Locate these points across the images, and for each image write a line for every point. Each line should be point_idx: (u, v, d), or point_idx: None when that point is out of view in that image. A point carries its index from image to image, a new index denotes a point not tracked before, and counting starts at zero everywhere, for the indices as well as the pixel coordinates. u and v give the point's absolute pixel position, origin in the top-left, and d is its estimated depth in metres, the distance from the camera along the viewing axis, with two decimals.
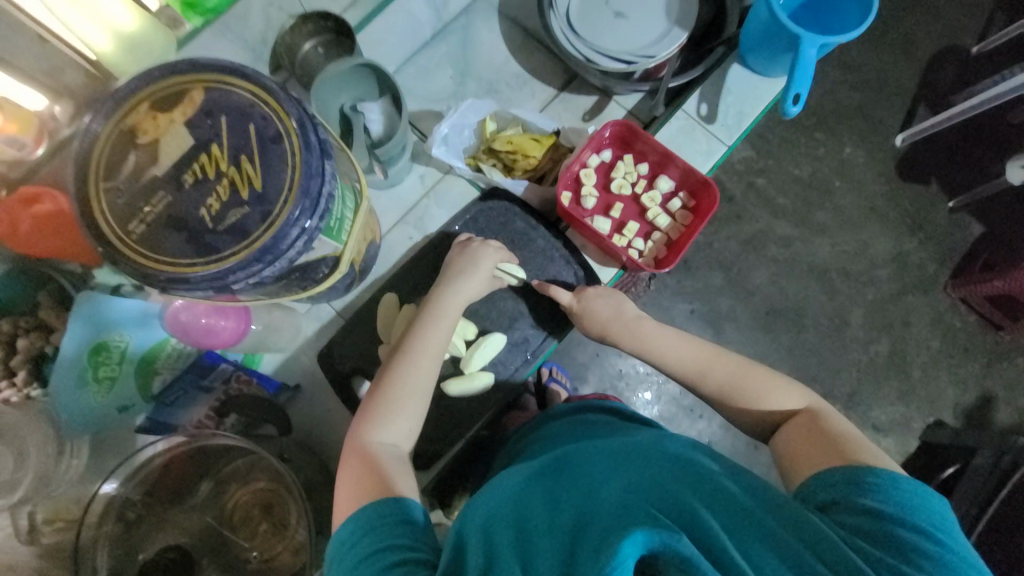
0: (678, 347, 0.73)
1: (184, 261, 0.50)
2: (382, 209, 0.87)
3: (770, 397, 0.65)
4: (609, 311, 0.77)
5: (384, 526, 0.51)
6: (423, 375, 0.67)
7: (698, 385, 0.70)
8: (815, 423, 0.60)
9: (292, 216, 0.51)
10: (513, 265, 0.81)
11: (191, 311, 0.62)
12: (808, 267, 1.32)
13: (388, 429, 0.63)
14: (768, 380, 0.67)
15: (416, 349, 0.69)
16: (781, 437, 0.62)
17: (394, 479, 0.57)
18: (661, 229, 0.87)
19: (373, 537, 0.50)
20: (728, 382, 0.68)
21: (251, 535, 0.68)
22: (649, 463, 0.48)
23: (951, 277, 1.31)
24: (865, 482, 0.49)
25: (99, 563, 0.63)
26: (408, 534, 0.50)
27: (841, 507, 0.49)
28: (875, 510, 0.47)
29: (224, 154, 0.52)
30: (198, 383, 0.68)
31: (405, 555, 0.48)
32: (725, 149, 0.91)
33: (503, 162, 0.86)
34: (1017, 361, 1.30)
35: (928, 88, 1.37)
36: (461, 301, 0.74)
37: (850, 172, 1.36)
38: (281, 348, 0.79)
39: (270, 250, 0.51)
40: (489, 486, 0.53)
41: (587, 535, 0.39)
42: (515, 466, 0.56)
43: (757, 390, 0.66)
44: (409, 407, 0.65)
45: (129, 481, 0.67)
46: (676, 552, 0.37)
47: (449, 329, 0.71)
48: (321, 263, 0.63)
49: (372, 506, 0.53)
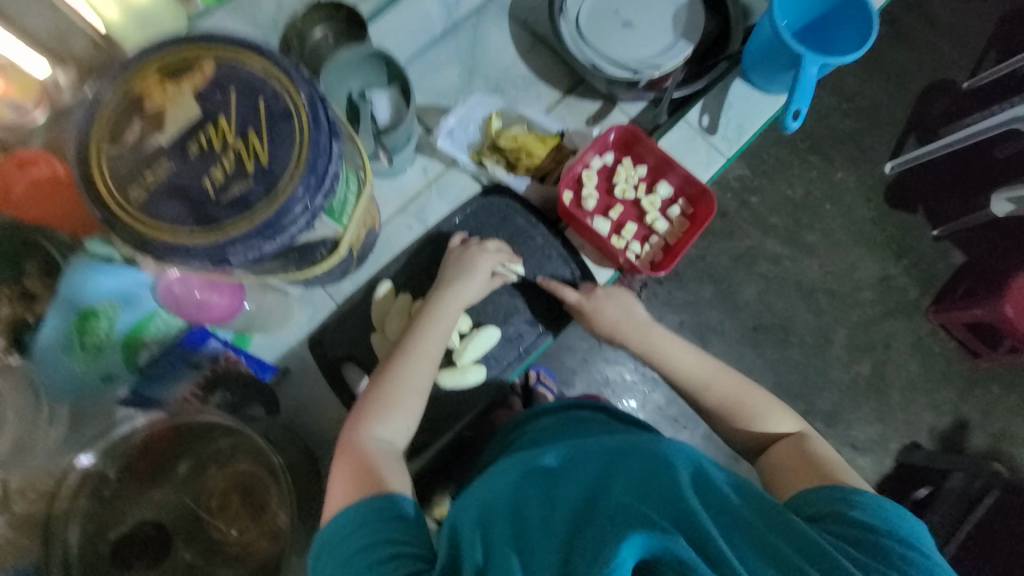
0: (677, 352, 0.74)
1: (184, 230, 0.50)
2: (383, 198, 0.87)
3: (762, 421, 0.66)
4: (616, 312, 0.79)
5: (377, 521, 0.52)
6: (420, 372, 0.68)
7: (700, 399, 0.71)
8: (801, 447, 0.62)
9: (296, 193, 0.50)
10: (515, 264, 0.81)
11: (185, 284, 0.62)
12: (796, 286, 1.34)
13: (385, 424, 0.64)
14: (763, 401, 0.68)
15: (416, 348, 0.70)
16: (771, 455, 0.63)
17: (388, 477, 0.58)
18: (659, 234, 0.89)
19: (366, 532, 0.51)
20: (728, 397, 0.69)
21: (229, 520, 0.67)
22: (644, 462, 0.47)
23: (933, 304, 1.34)
24: (852, 498, 0.50)
25: (71, 539, 0.61)
26: (400, 529, 0.52)
27: (829, 517, 0.49)
28: (863, 523, 0.48)
29: (231, 126, 0.51)
30: (184, 359, 0.67)
31: (397, 549, 0.49)
32: (724, 161, 0.93)
33: (506, 159, 0.87)
34: (991, 388, 1.33)
35: (918, 119, 1.42)
36: (461, 303, 0.75)
37: (840, 196, 1.39)
38: (271, 330, 0.78)
39: (272, 225, 0.50)
40: (484, 484, 0.52)
41: (583, 539, 0.39)
42: (510, 462, 0.55)
43: (752, 410, 0.67)
44: (405, 403, 0.66)
45: (108, 455, 0.66)
46: (674, 555, 0.37)
47: (447, 328, 0.73)
48: (320, 245, 0.62)
49: (366, 500, 0.54)
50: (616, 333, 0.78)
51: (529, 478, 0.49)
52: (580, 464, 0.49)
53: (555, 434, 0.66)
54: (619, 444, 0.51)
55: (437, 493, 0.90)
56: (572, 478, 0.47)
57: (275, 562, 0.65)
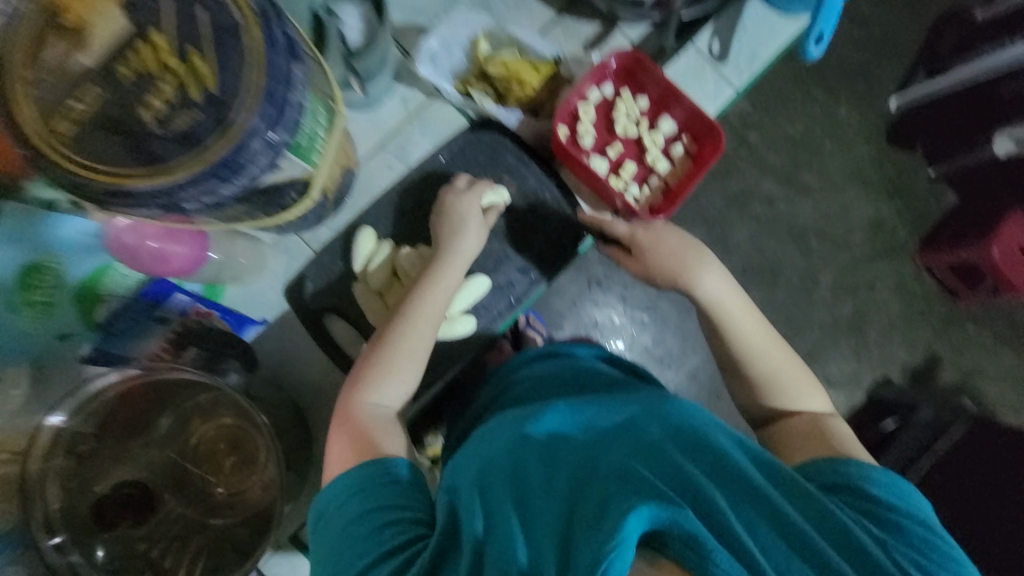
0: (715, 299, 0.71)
1: (124, 170, 0.42)
2: (359, 133, 0.79)
3: (801, 400, 0.67)
4: (680, 246, 0.74)
5: (378, 487, 0.52)
6: (420, 334, 0.64)
7: (749, 363, 0.69)
8: (822, 424, 0.64)
9: (253, 125, 0.44)
10: (498, 190, 0.76)
11: (138, 233, 0.59)
12: (788, 228, 1.29)
13: (383, 392, 0.61)
14: (801, 380, 0.69)
15: (416, 312, 0.65)
16: (790, 426, 0.65)
17: (382, 441, 0.57)
18: (659, 175, 0.83)
19: (364, 498, 0.51)
20: (778, 368, 0.69)
21: (217, 471, 0.66)
22: (645, 434, 0.49)
23: (920, 246, 1.31)
24: (865, 474, 0.51)
25: (51, 497, 0.59)
26: (399, 494, 0.51)
27: (844, 490, 0.50)
28: (876, 499, 0.49)
29: (167, 43, 0.43)
30: (149, 312, 0.62)
31: (396, 514, 0.49)
32: (733, 93, 0.85)
33: (496, 89, 0.80)
34: (966, 327, 1.31)
35: (927, 51, 1.34)
36: (461, 259, 0.70)
37: (840, 133, 1.32)
38: (244, 280, 0.73)
39: (229, 164, 0.44)
40: (478, 445, 0.54)
41: (582, 509, 0.41)
42: (507, 418, 0.57)
43: (790, 386, 0.68)
44: (405, 368, 0.63)
45: (79, 414, 0.61)
46: (681, 527, 0.38)
47: (447, 289, 0.67)
48: (289, 187, 0.56)
49: (365, 467, 0.54)
50: (682, 269, 0.73)
51: (531, 441, 0.51)
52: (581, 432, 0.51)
53: (555, 387, 0.66)
54: (622, 413, 0.53)
55: (430, 434, 0.89)
56: (573, 446, 0.49)
57: (266, 514, 0.63)
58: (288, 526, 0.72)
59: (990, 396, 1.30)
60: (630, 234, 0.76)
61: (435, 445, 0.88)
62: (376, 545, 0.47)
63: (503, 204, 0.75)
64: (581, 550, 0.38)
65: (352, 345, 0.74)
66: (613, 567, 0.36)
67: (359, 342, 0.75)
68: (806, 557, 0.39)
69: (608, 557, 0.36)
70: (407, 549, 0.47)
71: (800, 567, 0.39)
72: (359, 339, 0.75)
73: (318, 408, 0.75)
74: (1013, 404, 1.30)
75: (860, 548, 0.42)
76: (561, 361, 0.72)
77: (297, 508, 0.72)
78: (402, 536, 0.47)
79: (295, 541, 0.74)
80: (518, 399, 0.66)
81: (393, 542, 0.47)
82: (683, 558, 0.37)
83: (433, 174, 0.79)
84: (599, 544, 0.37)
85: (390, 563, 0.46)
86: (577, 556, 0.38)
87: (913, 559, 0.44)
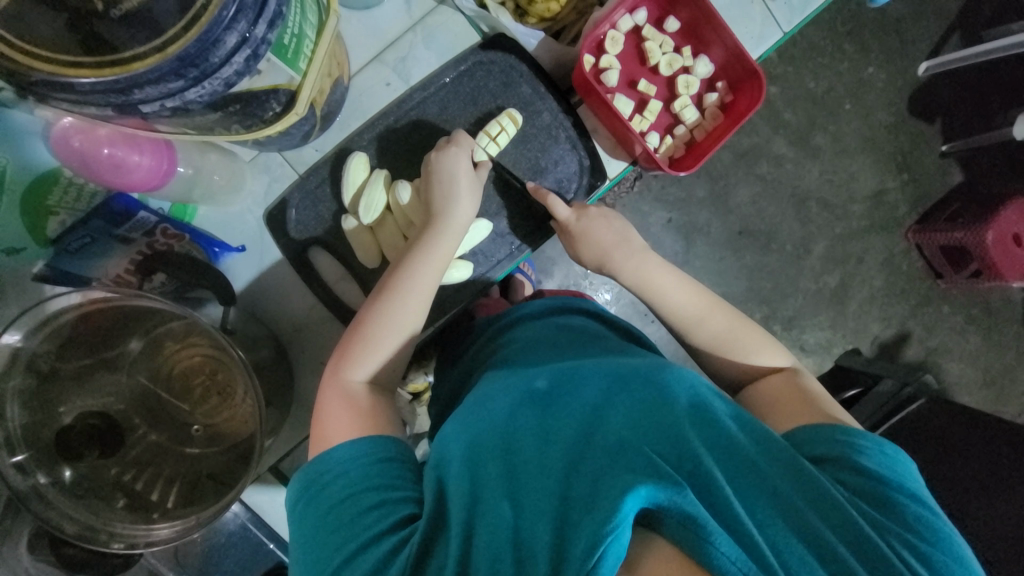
0: (674, 285, 0.67)
1: (63, 56, 0.33)
2: (352, 37, 0.68)
3: (757, 355, 0.65)
4: (612, 235, 0.70)
5: (363, 466, 0.49)
6: (412, 310, 0.59)
7: (693, 333, 0.66)
8: (793, 380, 0.62)
9: (226, 13, 0.35)
10: (507, 121, 0.68)
11: (90, 138, 0.51)
12: (791, 191, 1.24)
13: (368, 365, 0.58)
14: (753, 335, 0.66)
15: (409, 278, 0.60)
16: (754, 389, 0.63)
17: (368, 422, 0.54)
18: (686, 125, 0.75)
19: (348, 480, 0.49)
20: (722, 330, 0.66)
21: (188, 399, 0.63)
22: (638, 405, 0.49)
23: (916, 223, 1.27)
24: (855, 443, 0.50)
25: (10, 414, 0.54)
26: (385, 475, 0.49)
27: (836, 464, 0.49)
28: (870, 472, 0.48)
29: None
30: (111, 230, 0.56)
31: (383, 496, 0.47)
32: (780, 36, 0.76)
33: (516, 2, 0.69)
34: (942, 308, 1.32)
35: (969, 13, 1.24)
36: (462, 223, 0.63)
37: (864, 95, 1.24)
38: (220, 202, 0.66)
39: (195, 61, 0.36)
40: (465, 412, 0.53)
41: (576, 492, 0.40)
42: (498, 382, 0.56)
43: (745, 345, 0.65)
44: (394, 339, 0.59)
45: (37, 334, 0.55)
46: (678, 509, 0.38)
47: (444, 256, 0.62)
48: (271, 97, 0.48)
49: (347, 445, 0.51)
50: (609, 258, 0.69)
51: (524, 412, 0.50)
52: (572, 399, 0.50)
53: (547, 348, 0.63)
54: (615, 384, 0.52)
55: (413, 371, 0.86)
56: (566, 417, 0.48)
57: (247, 444, 0.60)
58: (266, 458, 0.71)
59: (950, 375, 1.32)
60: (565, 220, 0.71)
61: (419, 384, 0.86)
62: (360, 531, 0.45)
63: (490, 160, 0.68)
64: (577, 531, 0.37)
65: (338, 281, 0.69)
66: (611, 550, 0.35)
67: (346, 279, 0.69)
68: (803, 540, 0.40)
69: (606, 541, 0.35)
70: (396, 532, 0.44)
71: (796, 548, 0.39)
72: (345, 276, 0.69)
73: (300, 344, 0.71)
74: (969, 382, 1.33)
75: (856, 529, 0.42)
76: (554, 323, 0.69)
77: (274, 442, 0.71)
78: (390, 519, 0.45)
79: (276, 472, 0.73)
80: (507, 357, 0.64)
81: (380, 526, 0.45)
82: (681, 538, 0.37)
83: (435, 97, 0.69)
84: (596, 528, 0.36)
85: (378, 548, 0.44)
86: (574, 538, 0.37)
87: (906, 540, 0.43)
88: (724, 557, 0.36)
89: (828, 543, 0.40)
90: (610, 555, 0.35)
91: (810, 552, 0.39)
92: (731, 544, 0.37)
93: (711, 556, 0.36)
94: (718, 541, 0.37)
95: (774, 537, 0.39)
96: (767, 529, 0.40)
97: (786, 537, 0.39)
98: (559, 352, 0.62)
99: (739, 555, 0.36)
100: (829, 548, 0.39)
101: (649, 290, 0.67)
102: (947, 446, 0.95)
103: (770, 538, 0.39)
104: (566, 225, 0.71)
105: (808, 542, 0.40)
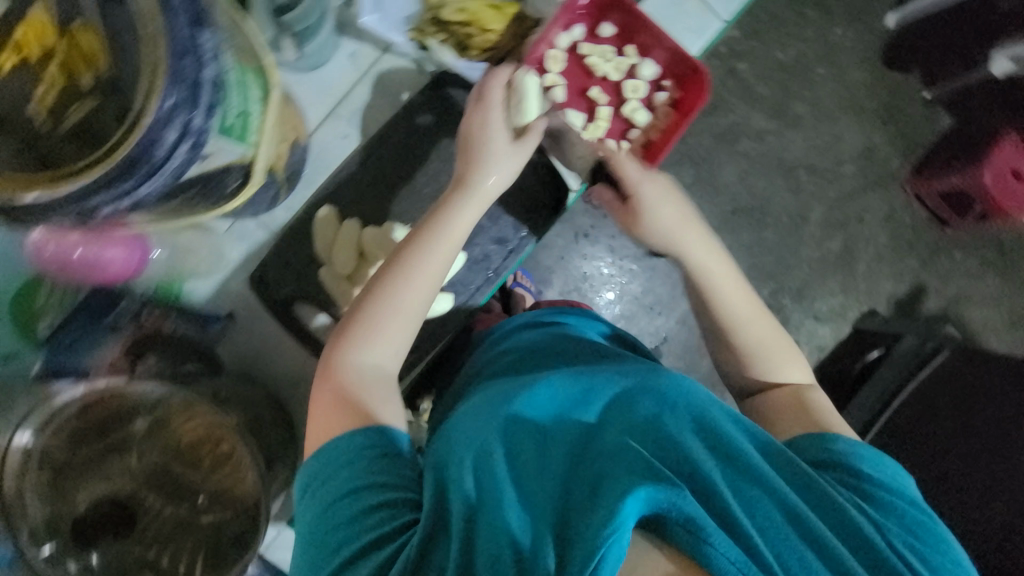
0: (730, 283, 0.65)
1: (20, 175, 0.37)
2: (306, 98, 0.71)
3: (780, 367, 0.63)
4: (677, 215, 0.66)
5: (362, 462, 0.49)
6: (428, 281, 0.58)
7: (735, 327, 0.64)
8: (801, 395, 0.61)
9: (162, 110, 0.37)
10: (524, 95, 0.66)
11: (61, 244, 0.55)
12: (777, 162, 1.23)
13: (383, 346, 0.57)
14: (784, 349, 0.64)
15: (427, 251, 0.59)
16: (759, 400, 0.63)
17: (377, 406, 0.54)
18: (639, 128, 0.76)
19: (352, 475, 0.49)
20: (763, 334, 0.63)
21: (200, 470, 0.64)
22: (637, 412, 0.49)
23: (912, 174, 1.25)
24: (855, 452, 0.51)
25: (30, 509, 0.56)
26: (388, 472, 0.49)
27: (835, 468, 0.50)
28: (868, 478, 0.49)
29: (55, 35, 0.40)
30: (101, 321, 0.61)
31: (383, 496, 0.47)
32: (721, 26, 0.77)
33: (455, 38, 0.69)
34: (955, 254, 1.28)
35: None
36: (484, 196, 0.62)
37: (835, 57, 1.24)
38: (201, 274, 0.69)
39: (140, 162, 0.38)
40: (463, 421, 0.52)
41: (577, 500, 0.41)
42: (495, 390, 0.56)
43: (770, 358, 0.63)
44: (410, 315, 0.58)
45: (46, 429, 0.57)
46: (680, 512, 0.38)
47: (462, 232, 0.60)
48: (227, 173, 0.50)
49: (347, 437, 0.51)
50: (677, 241, 0.66)
51: (522, 417, 0.50)
52: (569, 409, 0.51)
53: (541, 359, 0.63)
54: (612, 390, 0.52)
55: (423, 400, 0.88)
56: (564, 427, 0.49)
57: (253, 512, 0.61)
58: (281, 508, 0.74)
59: (975, 321, 1.28)
60: (636, 182, 0.66)
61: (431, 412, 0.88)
62: (358, 533, 0.45)
63: (538, 119, 0.66)
64: (580, 534, 0.37)
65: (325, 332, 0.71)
66: (612, 552, 0.35)
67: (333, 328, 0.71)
68: (806, 539, 0.40)
69: (605, 544, 0.35)
70: (395, 536, 0.45)
71: (798, 547, 0.40)
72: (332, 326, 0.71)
73: (299, 397, 0.73)
74: (996, 325, 1.29)
75: (854, 532, 0.43)
76: (548, 331, 0.69)
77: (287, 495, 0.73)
78: (390, 521, 0.45)
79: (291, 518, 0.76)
80: (501, 370, 0.64)
81: (380, 528, 0.45)
82: (683, 541, 0.38)
83: (391, 140, 0.71)
84: (596, 529, 0.36)
85: (378, 551, 0.44)
86: (576, 541, 0.37)
87: (905, 543, 0.45)
88: (724, 559, 0.37)
89: (832, 547, 0.40)
90: (611, 557, 0.35)
91: (809, 550, 0.40)
92: (730, 545, 0.38)
93: (711, 557, 0.37)
94: (718, 542, 0.37)
95: (777, 539, 0.40)
96: (767, 530, 0.40)
97: (789, 537, 0.40)
98: (553, 362, 0.62)
99: (739, 557, 0.37)
100: (829, 548, 0.40)
101: (705, 280, 0.65)
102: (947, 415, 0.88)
103: (771, 539, 0.40)
104: (634, 192, 0.67)
105: (809, 541, 0.41)
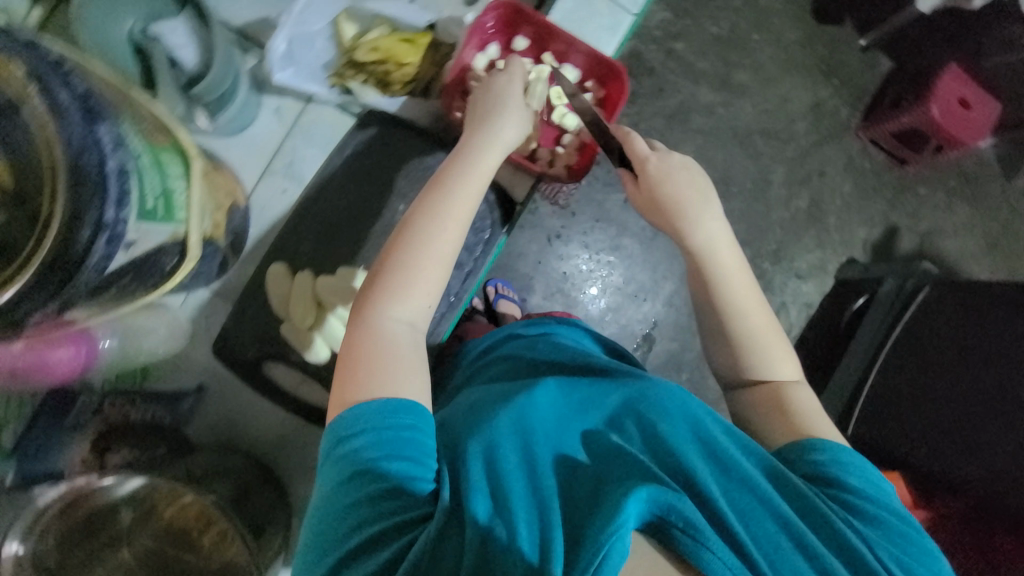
0: (737, 273, 0.62)
1: None
2: (239, 160, 0.74)
3: (776, 364, 0.60)
4: (689, 189, 0.63)
5: (388, 437, 0.45)
6: (449, 238, 0.55)
7: (737, 321, 0.61)
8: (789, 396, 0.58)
9: (70, 209, 0.37)
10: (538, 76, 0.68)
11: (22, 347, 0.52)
12: (732, 132, 1.24)
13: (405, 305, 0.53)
14: (778, 344, 0.61)
15: (447, 206, 0.55)
16: (745, 399, 0.60)
17: (400, 368, 0.49)
18: (570, 132, 0.78)
19: (375, 449, 0.44)
20: (757, 330, 0.61)
21: (198, 553, 0.61)
22: (634, 422, 0.49)
23: (862, 120, 1.27)
24: (844, 459, 0.50)
25: None
26: (413, 451, 0.44)
27: (822, 480, 0.49)
28: (856, 490, 0.48)
29: None
30: (62, 421, 0.62)
31: (406, 479, 0.43)
32: (632, 18, 0.81)
33: (375, 77, 0.71)
34: (920, 190, 1.29)
35: None
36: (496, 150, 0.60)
37: (766, 22, 1.27)
38: (155, 351, 0.70)
39: (57, 264, 0.38)
40: (469, 417, 0.51)
41: (581, 502, 0.40)
42: (496, 390, 0.55)
43: (761, 359, 0.60)
44: (431, 274, 0.54)
45: (33, 534, 0.56)
46: (680, 516, 0.38)
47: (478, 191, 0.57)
48: (162, 253, 0.50)
49: (378, 401, 0.46)
50: (687, 216, 0.62)
51: (528, 413, 0.49)
52: (571, 413, 0.50)
53: (537, 367, 0.63)
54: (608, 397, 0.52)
55: None
56: (566, 432, 0.48)
57: None
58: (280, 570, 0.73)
59: (953, 252, 1.29)
60: (643, 158, 0.63)
61: None
62: (373, 519, 0.41)
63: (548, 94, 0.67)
64: (587, 531, 0.36)
65: (298, 387, 0.71)
66: (616, 549, 0.35)
67: (304, 381, 0.70)
68: (795, 545, 0.41)
69: (609, 541, 0.35)
70: (413, 522, 0.41)
71: (790, 558, 0.40)
72: (302, 379, 0.70)
73: (281, 455, 0.75)
74: (974, 252, 1.29)
75: (841, 541, 0.43)
76: (539, 339, 0.68)
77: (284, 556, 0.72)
78: (410, 508, 0.42)
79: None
80: (497, 376, 0.63)
81: (399, 512, 0.41)
82: (683, 546, 0.37)
83: (330, 185, 0.72)
84: (600, 528, 0.36)
85: (393, 537, 0.40)
86: (583, 539, 0.36)
87: (890, 553, 0.44)
88: (721, 563, 0.37)
89: (820, 557, 0.41)
90: (614, 555, 0.34)
91: (799, 558, 0.40)
92: (726, 551, 0.37)
93: (708, 562, 0.36)
94: (715, 547, 0.37)
95: (769, 549, 0.40)
96: (760, 539, 0.40)
97: (780, 548, 0.40)
98: (551, 369, 0.61)
99: (735, 563, 0.37)
100: (815, 554, 0.41)
101: (711, 263, 0.62)
102: (940, 357, 0.85)
103: (764, 549, 0.40)
104: (645, 165, 0.63)
105: (798, 550, 0.41)
